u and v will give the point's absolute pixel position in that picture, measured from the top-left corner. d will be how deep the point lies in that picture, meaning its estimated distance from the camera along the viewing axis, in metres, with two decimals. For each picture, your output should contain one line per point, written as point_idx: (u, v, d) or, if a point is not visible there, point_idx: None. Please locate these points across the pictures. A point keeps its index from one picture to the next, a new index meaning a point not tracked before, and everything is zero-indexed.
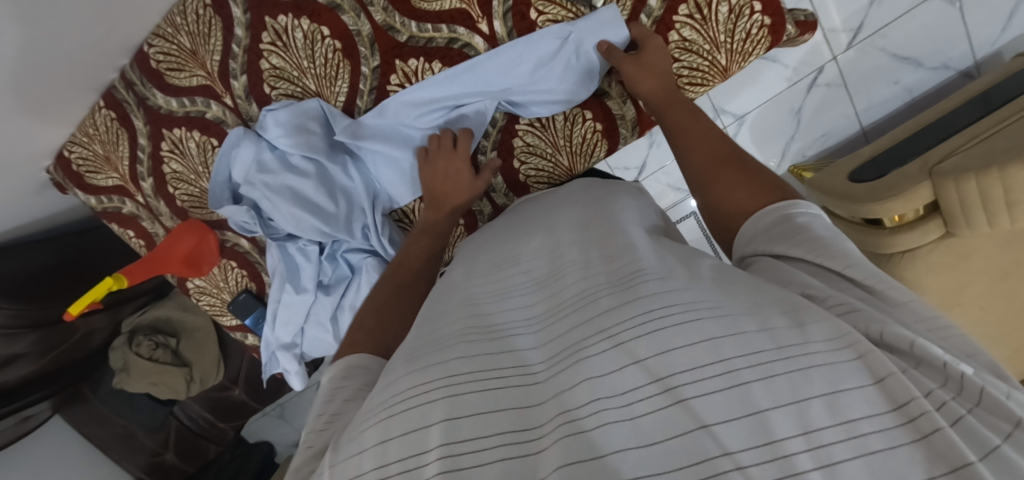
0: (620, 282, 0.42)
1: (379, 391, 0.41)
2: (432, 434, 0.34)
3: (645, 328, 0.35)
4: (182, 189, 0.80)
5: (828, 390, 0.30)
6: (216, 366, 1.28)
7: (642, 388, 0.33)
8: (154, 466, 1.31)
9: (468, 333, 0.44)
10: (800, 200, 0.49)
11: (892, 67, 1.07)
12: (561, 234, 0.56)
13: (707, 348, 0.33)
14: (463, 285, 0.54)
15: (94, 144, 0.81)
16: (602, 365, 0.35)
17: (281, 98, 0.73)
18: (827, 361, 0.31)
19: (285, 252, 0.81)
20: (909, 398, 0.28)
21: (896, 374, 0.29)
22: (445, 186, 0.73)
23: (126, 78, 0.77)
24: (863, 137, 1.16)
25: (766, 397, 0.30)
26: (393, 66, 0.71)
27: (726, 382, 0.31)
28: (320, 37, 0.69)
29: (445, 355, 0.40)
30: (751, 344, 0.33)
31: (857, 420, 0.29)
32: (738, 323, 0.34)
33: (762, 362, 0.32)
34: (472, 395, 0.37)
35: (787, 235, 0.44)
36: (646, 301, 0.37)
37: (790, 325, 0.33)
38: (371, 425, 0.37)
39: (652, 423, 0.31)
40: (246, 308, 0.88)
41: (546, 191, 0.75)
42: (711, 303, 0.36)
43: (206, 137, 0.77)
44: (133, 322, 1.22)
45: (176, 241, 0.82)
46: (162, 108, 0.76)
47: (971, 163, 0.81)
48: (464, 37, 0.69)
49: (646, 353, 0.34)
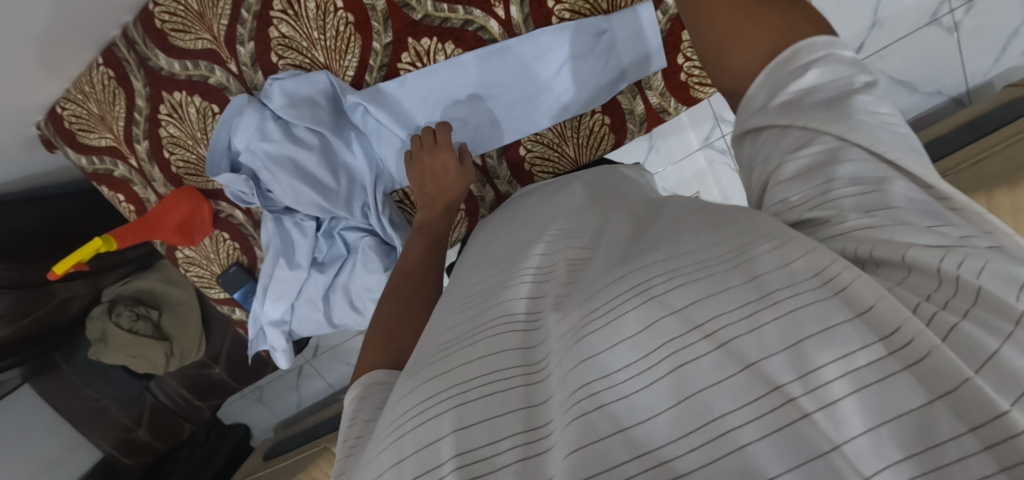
0: (614, 261, 0.40)
1: (388, 413, 0.41)
2: (444, 446, 0.34)
3: (630, 304, 0.34)
4: (179, 154, 0.79)
5: (820, 329, 0.27)
6: (198, 342, 1.24)
7: (638, 362, 0.32)
8: (125, 442, 1.28)
9: (476, 329, 0.43)
10: (801, 43, 0.39)
11: (888, 89, 1.10)
12: (555, 219, 0.56)
13: (691, 313, 0.31)
14: (471, 276, 0.55)
15: (89, 103, 0.78)
16: (594, 344, 0.34)
17: (288, 68, 0.73)
18: (811, 300, 0.29)
19: (280, 226, 0.79)
20: (897, 327, 0.26)
21: (887, 298, 0.27)
22: (431, 179, 0.72)
23: (127, 37, 0.74)
24: None
25: (754, 350, 0.29)
26: (406, 44, 0.71)
27: (715, 342, 0.30)
28: (333, 8, 0.68)
29: (450, 362, 0.40)
30: (735, 298, 0.31)
31: (854, 352, 0.26)
32: (724, 278, 0.32)
33: (749, 313, 0.30)
34: (479, 401, 0.36)
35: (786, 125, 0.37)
36: (637, 275, 0.36)
37: (776, 265, 0.31)
38: (385, 448, 0.37)
39: (674, 381, 0.30)
40: (236, 281, 0.86)
41: (549, 181, 0.73)
42: (698, 264, 0.35)
43: (208, 104, 0.76)
44: (114, 291, 1.19)
45: (170, 207, 0.79)
46: (163, 70, 0.74)
47: (959, 187, 0.84)
48: (480, 20, 0.69)
49: (636, 329, 0.32)
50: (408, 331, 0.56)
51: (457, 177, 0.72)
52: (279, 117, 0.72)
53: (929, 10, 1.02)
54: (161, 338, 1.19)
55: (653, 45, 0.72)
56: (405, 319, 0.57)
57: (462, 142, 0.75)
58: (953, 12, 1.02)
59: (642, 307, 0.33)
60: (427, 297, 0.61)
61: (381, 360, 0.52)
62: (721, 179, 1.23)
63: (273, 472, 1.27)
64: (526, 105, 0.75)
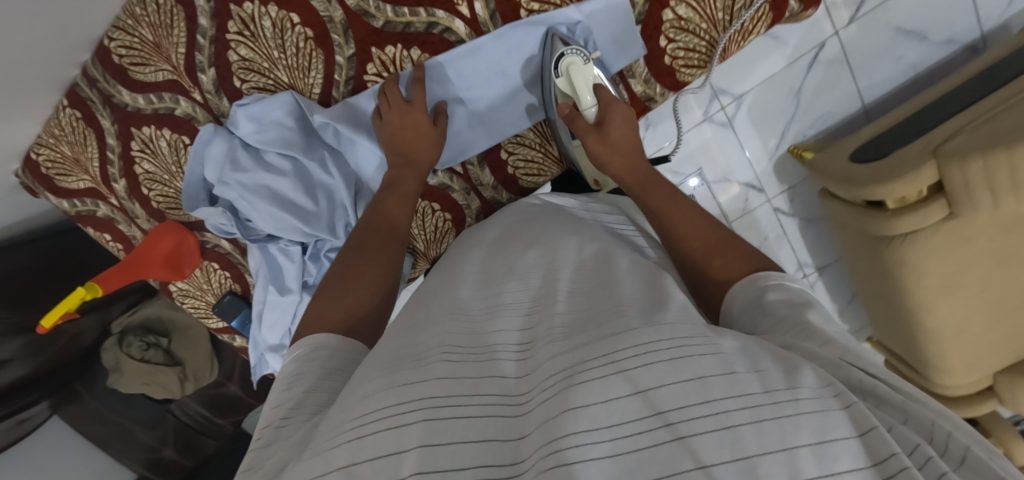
0: (598, 316, 0.41)
1: (344, 405, 0.37)
2: (407, 460, 0.31)
3: (645, 359, 0.33)
4: (157, 189, 0.77)
5: (816, 440, 0.29)
6: (210, 364, 1.26)
7: (645, 418, 0.31)
8: (154, 462, 1.32)
9: (449, 349, 0.41)
10: (761, 272, 0.49)
11: (896, 42, 1.05)
12: (564, 250, 0.55)
13: (698, 387, 0.32)
14: (449, 289, 0.53)
15: (62, 146, 0.77)
16: (590, 394, 0.32)
17: (253, 92, 0.70)
18: (814, 408, 0.30)
19: (266, 253, 0.77)
20: (889, 454, 0.28)
21: (879, 429, 0.29)
22: (410, 143, 0.65)
23: (88, 75, 0.72)
24: (864, 117, 1.14)
25: (754, 441, 0.29)
26: (370, 54, 0.67)
27: (717, 422, 0.30)
28: (290, 24, 0.65)
29: (423, 373, 0.37)
30: (740, 386, 0.32)
31: (841, 472, 0.28)
32: (731, 361, 0.33)
33: (751, 405, 0.31)
34: (455, 422, 0.34)
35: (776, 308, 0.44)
36: (636, 335, 0.35)
37: (780, 371, 0.33)
38: (339, 445, 0.33)
39: (635, 463, 0.30)
40: (232, 310, 0.85)
41: (522, 200, 0.72)
42: (704, 339, 0.35)
43: (178, 136, 0.73)
44: (122, 322, 1.20)
45: (154, 243, 0.78)
46: (129, 106, 0.72)
47: (974, 143, 0.79)
48: (444, 21, 0.65)
49: (653, 382, 0.32)
50: (363, 303, 0.54)
51: (433, 146, 0.67)
52: (252, 147, 0.70)
53: None
54: (173, 364, 1.21)
55: (635, 43, 0.67)
56: (360, 286, 0.55)
57: (444, 101, 0.69)
58: None
59: (651, 366, 0.33)
60: (389, 266, 0.59)
61: (333, 324, 0.50)
62: (722, 152, 1.17)
63: None
64: (505, 107, 0.72)
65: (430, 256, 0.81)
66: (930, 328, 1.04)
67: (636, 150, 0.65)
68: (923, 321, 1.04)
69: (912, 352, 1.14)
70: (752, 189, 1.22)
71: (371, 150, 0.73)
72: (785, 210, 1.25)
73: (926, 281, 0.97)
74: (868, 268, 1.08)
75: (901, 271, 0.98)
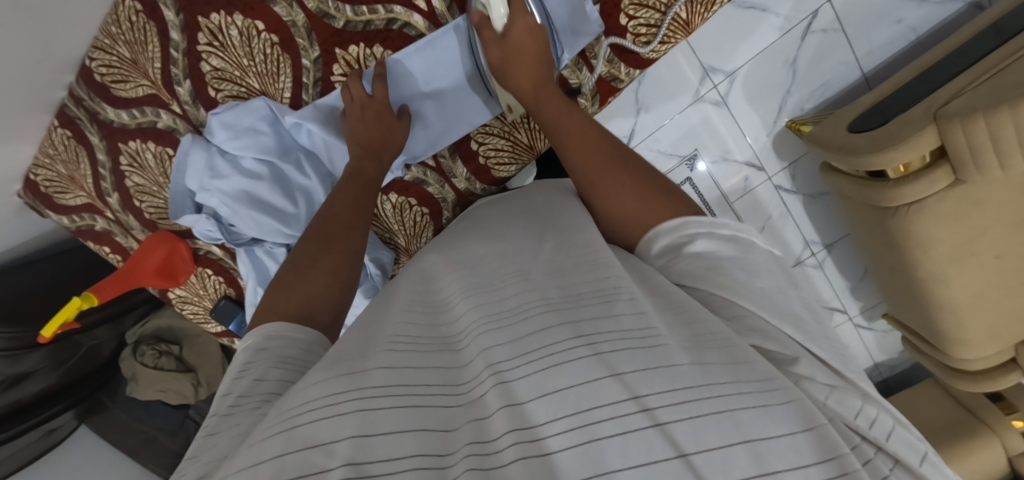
0: (563, 303, 0.45)
1: (289, 397, 0.39)
2: (339, 449, 0.33)
3: (617, 346, 0.38)
4: (148, 201, 0.81)
5: (746, 439, 0.33)
6: (222, 369, 1.31)
7: (624, 402, 0.34)
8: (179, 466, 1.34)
9: (394, 340, 0.44)
10: (691, 217, 0.52)
11: (893, 6, 1.02)
12: (507, 242, 0.61)
13: (661, 374, 0.36)
14: (398, 288, 0.57)
15: (57, 165, 0.81)
16: (526, 392, 0.36)
17: (227, 100, 0.72)
18: (760, 400, 0.35)
19: (252, 256, 0.79)
20: (835, 453, 0.33)
21: (826, 425, 0.35)
22: (368, 140, 0.68)
23: (75, 95, 0.75)
24: (865, 85, 1.10)
25: (689, 442, 0.32)
26: (334, 55, 0.68)
27: (688, 412, 0.34)
28: (256, 32, 0.67)
29: (370, 363, 0.40)
30: (681, 378, 0.35)
31: (777, 471, 0.32)
32: (671, 355, 0.37)
33: (689, 400, 0.34)
34: (388, 412, 0.36)
35: (708, 266, 0.48)
36: (575, 328, 0.40)
37: (728, 362, 0.38)
38: (271, 436, 0.34)
39: (610, 448, 0.33)
40: (228, 313, 0.88)
41: (493, 197, 0.77)
42: (652, 332, 0.39)
43: (162, 148, 0.76)
44: (135, 333, 1.24)
45: (148, 252, 0.81)
46: (114, 122, 0.76)
47: (978, 102, 0.78)
48: (403, 16, 0.66)
49: (630, 367, 0.36)
50: (321, 292, 0.57)
51: (393, 140, 0.69)
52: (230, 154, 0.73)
53: None
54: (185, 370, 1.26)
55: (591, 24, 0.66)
56: (318, 273, 0.58)
57: (405, 103, 0.70)
58: None
59: (627, 353, 0.37)
60: (351, 251, 0.62)
61: (289, 313, 0.54)
62: (717, 131, 1.15)
63: None
64: (472, 99, 0.73)
65: (411, 251, 0.82)
66: (947, 300, 1.00)
67: (541, 68, 0.63)
68: (936, 294, 1.00)
69: (927, 326, 1.09)
70: (751, 167, 1.19)
71: (341, 150, 0.74)
72: (786, 187, 1.22)
73: (937, 251, 0.93)
74: (875, 241, 1.05)
75: (913, 241, 0.94)
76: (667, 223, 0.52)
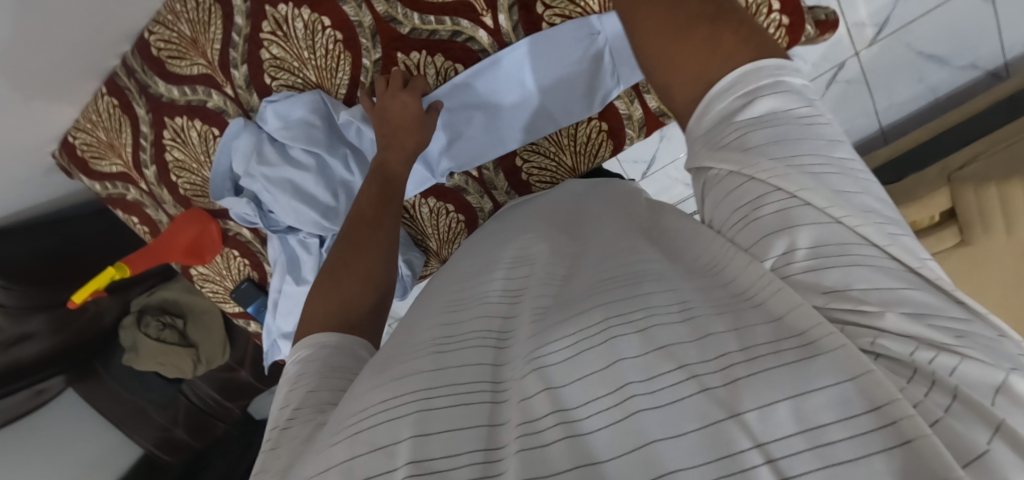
0: (557, 306, 0.39)
1: (348, 405, 0.39)
2: (401, 450, 0.32)
3: (647, 322, 0.32)
4: (185, 178, 0.81)
5: (795, 392, 0.25)
6: (222, 350, 1.29)
7: (671, 372, 0.28)
8: (163, 440, 1.35)
9: (436, 343, 0.41)
10: (761, 66, 0.36)
11: (918, 64, 1.06)
12: (537, 234, 0.55)
13: (710, 343, 0.29)
14: (443, 289, 0.54)
15: (97, 131, 0.81)
16: (566, 374, 0.31)
17: (282, 89, 0.73)
18: (799, 356, 0.26)
19: (285, 243, 0.81)
20: (889, 399, 0.23)
21: (871, 371, 0.24)
22: (394, 136, 0.68)
23: (127, 66, 0.76)
24: (881, 138, 1.16)
25: (740, 399, 0.26)
26: (395, 59, 0.70)
27: (735, 374, 0.27)
28: (321, 27, 0.68)
29: (410, 368, 0.38)
30: (719, 346, 0.29)
31: (824, 425, 0.24)
32: (706, 324, 0.31)
33: (727, 365, 0.28)
34: (447, 409, 0.34)
35: (776, 139, 0.33)
36: (605, 308, 0.34)
37: (766, 319, 0.29)
38: (337, 442, 0.35)
39: (649, 420, 0.27)
40: (249, 296, 0.89)
41: (531, 197, 0.72)
42: (681, 304, 0.33)
43: (208, 127, 0.77)
44: (142, 302, 1.24)
45: (178, 232, 0.82)
46: (163, 97, 0.76)
47: (991, 170, 0.82)
48: (468, 30, 0.67)
49: (671, 339, 0.30)
50: (359, 296, 0.58)
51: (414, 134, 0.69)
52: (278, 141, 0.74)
53: None
54: (187, 344, 1.23)
55: None
56: (351, 274, 0.59)
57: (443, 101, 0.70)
58: None
59: (667, 325, 0.31)
60: (384, 245, 0.62)
61: (329, 325, 0.54)
62: None
63: None
64: (521, 111, 0.72)
65: (441, 256, 0.85)
66: None
67: None
68: None
69: None
70: None
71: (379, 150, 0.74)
72: None
73: None
74: None
75: None
76: (717, 88, 0.36)
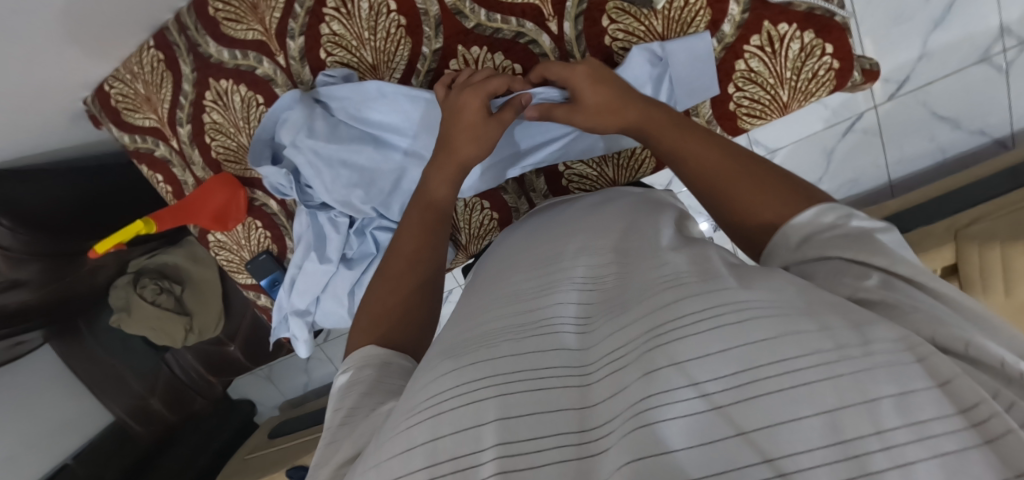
0: (639, 294, 0.39)
1: (417, 390, 0.40)
2: (485, 433, 0.34)
3: (731, 317, 0.32)
4: (220, 141, 0.79)
5: (896, 392, 0.28)
6: (216, 320, 1.24)
7: (738, 374, 0.30)
8: (138, 409, 1.30)
9: (514, 330, 0.42)
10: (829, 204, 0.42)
11: (930, 124, 1.11)
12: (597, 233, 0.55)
13: (795, 342, 0.30)
14: (507, 278, 0.53)
15: (136, 83, 0.80)
16: (658, 360, 0.32)
17: (336, 66, 0.73)
18: (888, 362, 0.29)
19: (314, 220, 0.79)
20: (974, 403, 0.27)
21: (962, 376, 0.28)
22: (454, 138, 0.64)
23: (179, 22, 0.75)
24: (888, 190, 1.21)
25: (831, 397, 0.28)
26: (455, 51, 0.71)
27: (826, 373, 0.29)
28: (386, 10, 0.69)
29: (475, 356, 0.39)
30: (809, 343, 0.30)
31: (927, 421, 0.27)
32: (797, 322, 0.31)
33: (824, 362, 0.29)
34: (520, 395, 0.35)
35: (848, 238, 0.39)
36: (671, 307, 0.35)
37: (848, 326, 0.31)
38: (416, 423, 0.36)
39: (735, 415, 0.29)
40: (264, 268, 0.87)
41: (579, 196, 0.73)
42: (765, 301, 0.33)
43: (253, 94, 0.76)
44: (140, 263, 1.21)
45: (208, 194, 0.80)
46: (212, 58, 0.75)
47: (998, 232, 0.87)
48: (532, 33, 0.69)
49: (760, 335, 0.31)
50: (405, 289, 0.59)
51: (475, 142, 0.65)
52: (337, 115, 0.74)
53: (982, 49, 1.02)
54: (183, 313, 1.20)
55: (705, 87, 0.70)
56: (401, 282, 0.59)
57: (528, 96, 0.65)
58: (1004, 51, 1.02)
59: (749, 323, 0.32)
60: (432, 247, 0.63)
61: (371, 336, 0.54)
62: None
63: (277, 454, 1.31)
64: (585, 137, 0.73)
65: (470, 251, 0.85)
66: None
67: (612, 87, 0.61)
68: None
69: None
70: None
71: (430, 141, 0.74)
72: None
73: None
74: None
75: None
76: (800, 215, 0.42)
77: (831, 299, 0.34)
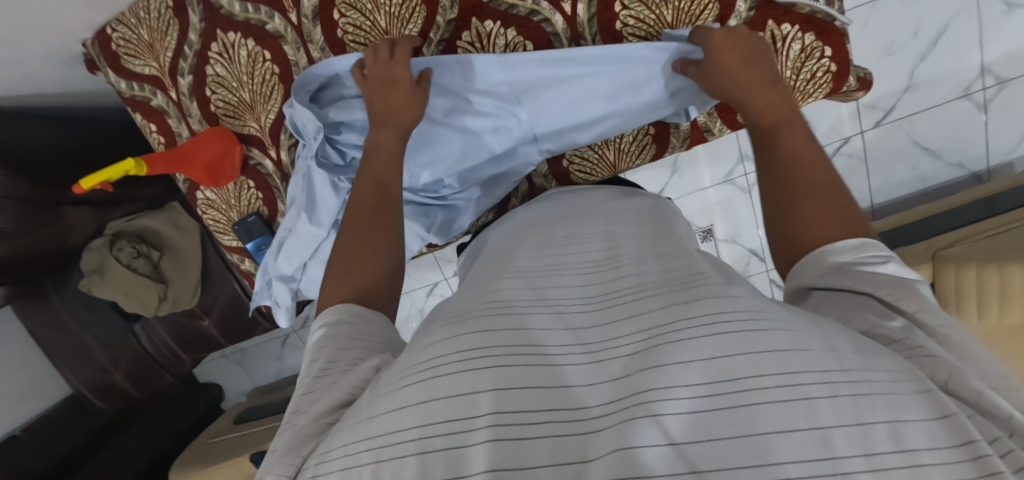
0: (676, 283, 0.42)
1: (411, 354, 0.38)
2: (482, 401, 0.33)
3: (744, 325, 0.32)
4: (221, 94, 0.79)
5: (890, 418, 0.28)
6: (193, 291, 1.19)
7: (742, 380, 0.30)
8: (99, 383, 1.25)
9: (484, 309, 0.41)
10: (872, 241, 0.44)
11: (913, 153, 1.15)
12: (617, 226, 0.59)
13: (808, 358, 0.30)
14: (512, 257, 0.55)
15: (141, 29, 0.79)
16: (666, 355, 0.32)
17: (348, 27, 0.72)
18: (887, 390, 0.29)
19: (312, 181, 0.77)
20: (970, 438, 0.27)
21: (957, 415, 0.28)
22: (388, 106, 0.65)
23: None
24: (870, 214, 1.24)
25: (830, 415, 0.28)
26: (469, 23, 0.71)
27: (828, 391, 0.29)
28: None
29: (462, 330, 0.38)
30: (817, 362, 0.30)
31: (918, 450, 0.26)
32: (806, 339, 0.32)
33: (830, 380, 0.29)
34: (520, 369, 0.35)
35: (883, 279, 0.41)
36: (716, 305, 0.35)
37: (853, 353, 0.32)
38: (408, 384, 0.35)
39: (724, 418, 0.29)
40: (252, 231, 0.86)
41: (579, 187, 0.77)
42: (775, 317, 0.34)
43: (261, 49, 0.75)
44: (119, 226, 1.16)
45: (204, 145, 0.79)
46: (222, 9, 0.74)
47: (974, 254, 0.88)
48: (546, 12, 0.70)
49: (771, 345, 0.31)
50: (387, 262, 0.56)
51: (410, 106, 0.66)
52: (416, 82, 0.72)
53: (963, 84, 1.07)
54: (158, 280, 1.16)
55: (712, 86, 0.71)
56: (374, 246, 0.57)
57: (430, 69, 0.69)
58: (984, 89, 1.07)
59: (760, 332, 0.32)
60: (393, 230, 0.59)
61: (347, 295, 0.53)
62: (734, 213, 1.22)
63: (238, 441, 1.26)
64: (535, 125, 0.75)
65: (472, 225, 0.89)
66: None
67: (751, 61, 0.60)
68: None
69: None
70: (754, 255, 1.27)
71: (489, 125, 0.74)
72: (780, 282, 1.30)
73: None
74: None
75: None
76: (844, 242, 0.44)
77: (833, 325, 0.35)
